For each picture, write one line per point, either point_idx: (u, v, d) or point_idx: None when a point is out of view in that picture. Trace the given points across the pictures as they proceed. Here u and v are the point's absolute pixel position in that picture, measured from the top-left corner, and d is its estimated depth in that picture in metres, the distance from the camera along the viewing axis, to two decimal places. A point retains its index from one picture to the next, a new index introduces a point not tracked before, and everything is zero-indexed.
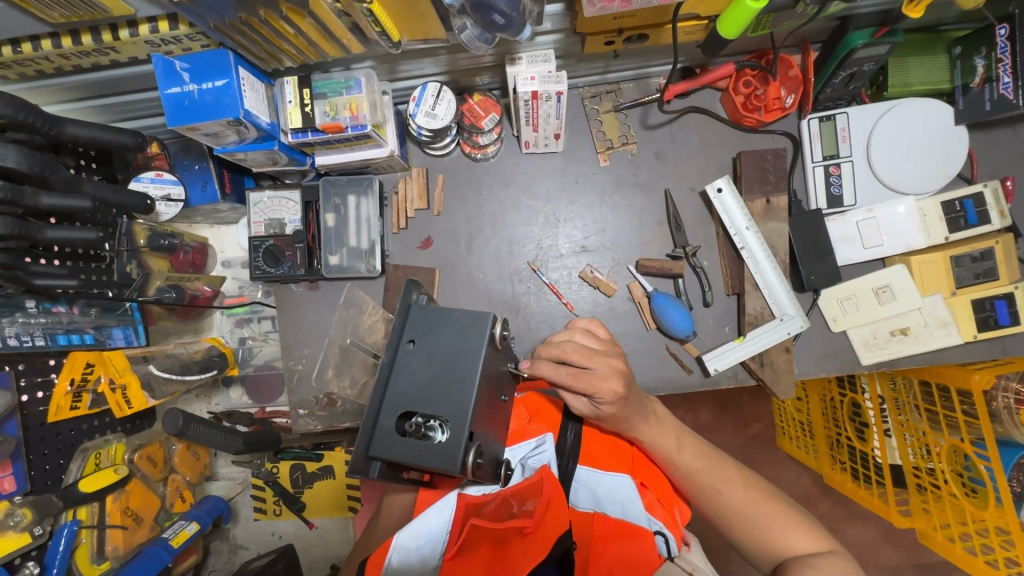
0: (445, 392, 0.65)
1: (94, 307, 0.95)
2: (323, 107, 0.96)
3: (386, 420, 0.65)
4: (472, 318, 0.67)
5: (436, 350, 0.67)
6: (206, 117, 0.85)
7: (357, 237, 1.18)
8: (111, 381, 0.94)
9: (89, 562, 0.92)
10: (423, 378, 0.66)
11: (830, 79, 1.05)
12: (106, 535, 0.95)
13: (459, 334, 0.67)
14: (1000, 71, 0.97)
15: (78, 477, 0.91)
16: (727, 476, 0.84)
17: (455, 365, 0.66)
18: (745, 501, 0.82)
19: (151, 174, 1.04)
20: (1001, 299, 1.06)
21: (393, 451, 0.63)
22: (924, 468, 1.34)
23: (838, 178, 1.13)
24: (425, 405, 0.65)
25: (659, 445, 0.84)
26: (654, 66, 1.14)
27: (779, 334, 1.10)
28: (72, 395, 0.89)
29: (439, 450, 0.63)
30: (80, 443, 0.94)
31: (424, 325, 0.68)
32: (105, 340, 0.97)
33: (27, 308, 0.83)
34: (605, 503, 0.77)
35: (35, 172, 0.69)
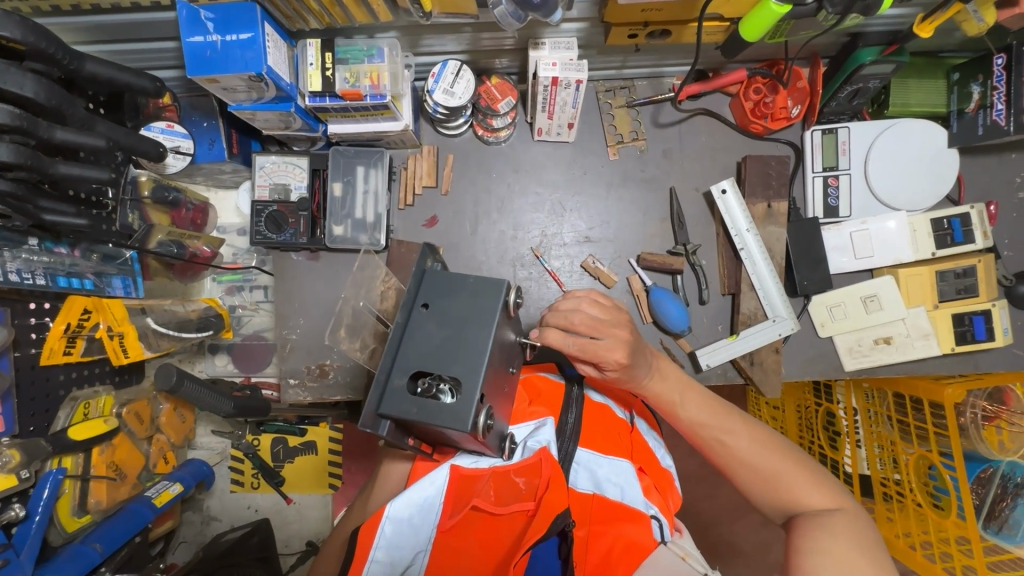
0: (458, 354, 0.65)
1: (95, 253, 0.92)
2: (344, 73, 0.95)
3: (396, 378, 0.64)
4: (487, 284, 0.68)
5: (450, 313, 0.67)
6: (226, 69, 0.84)
7: (363, 209, 1.17)
8: (109, 328, 0.90)
9: (71, 514, 0.91)
10: (436, 341, 0.66)
11: (836, 93, 1.09)
12: (90, 488, 0.94)
13: (474, 300, 0.68)
14: (995, 99, 1.02)
15: (67, 425, 0.90)
16: (733, 426, 0.86)
17: (468, 328, 0.66)
18: (753, 450, 0.84)
19: (162, 124, 1.03)
20: (978, 315, 1.12)
21: (403, 410, 0.62)
22: (891, 478, 1.39)
23: (835, 189, 1.18)
24: (436, 365, 0.65)
25: (664, 397, 0.88)
26: (668, 66, 1.17)
27: (771, 334, 1.13)
28: (67, 339, 0.88)
29: (449, 410, 0.62)
30: (70, 392, 0.92)
31: (439, 289, 0.69)
32: (105, 288, 0.94)
33: (30, 245, 0.79)
34: (603, 486, 0.79)
35: (53, 105, 0.67)
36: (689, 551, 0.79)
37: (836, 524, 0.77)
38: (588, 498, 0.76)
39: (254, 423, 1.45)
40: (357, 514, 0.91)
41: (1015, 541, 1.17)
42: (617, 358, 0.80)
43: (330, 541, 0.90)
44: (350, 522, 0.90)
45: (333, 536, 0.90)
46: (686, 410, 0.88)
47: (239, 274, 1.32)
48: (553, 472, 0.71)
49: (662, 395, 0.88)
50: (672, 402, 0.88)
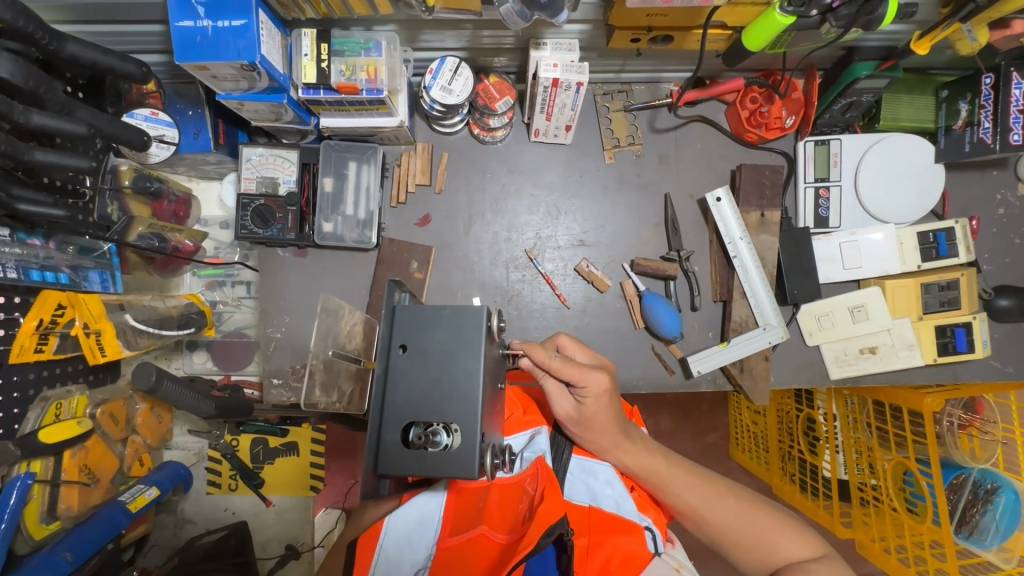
0: (449, 396, 0.61)
1: (70, 245, 0.87)
2: (339, 65, 0.92)
3: (389, 433, 0.60)
4: (463, 313, 0.62)
5: (432, 352, 0.62)
6: (217, 57, 0.80)
7: (354, 206, 1.14)
8: (86, 325, 0.86)
9: (38, 521, 0.87)
10: (422, 385, 0.62)
11: (831, 105, 1.10)
12: (60, 493, 0.90)
13: (455, 331, 0.62)
14: (982, 116, 1.04)
15: (37, 428, 0.85)
16: (716, 496, 0.86)
17: (455, 366, 0.61)
18: (738, 515, 0.85)
19: (146, 111, 0.96)
20: (960, 327, 1.15)
21: (402, 468, 0.59)
22: (869, 483, 1.41)
23: (826, 201, 1.19)
24: (428, 411, 0.61)
25: (653, 471, 0.85)
26: (667, 72, 1.17)
27: (761, 342, 1.14)
28: (39, 336, 0.82)
29: (452, 456, 0.59)
30: (41, 392, 0.87)
31: (415, 325, 0.63)
32: (81, 283, 0.88)
33: (2, 236, 0.75)
34: (600, 498, 0.80)
35: (30, 87, 0.63)
36: (682, 562, 0.78)
37: (824, 572, 0.79)
38: (584, 510, 0.77)
39: (233, 423, 1.41)
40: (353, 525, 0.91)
41: (984, 546, 1.19)
42: (598, 382, 0.78)
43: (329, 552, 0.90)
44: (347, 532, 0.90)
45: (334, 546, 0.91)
46: (676, 484, 0.86)
47: (221, 270, 1.29)
48: (548, 481, 0.71)
49: (655, 471, 0.85)
50: (660, 480, 0.85)
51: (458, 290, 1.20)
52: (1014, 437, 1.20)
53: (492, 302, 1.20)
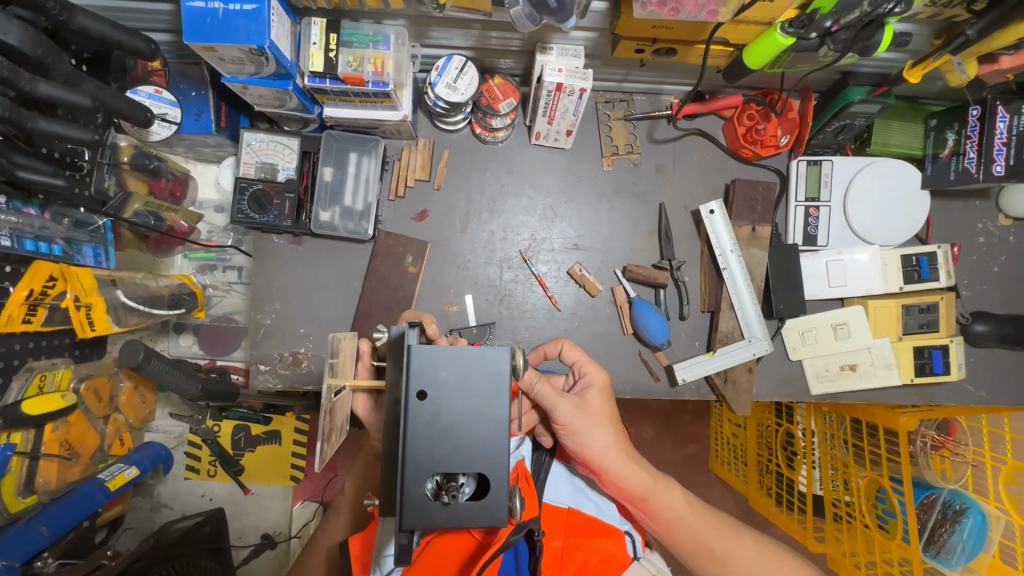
0: (472, 444, 0.59)
1: (66, 218, 0.87)
2: (347, 56, 0.93)
3: (411, 487, 0.57)
4: (487, 355, 0.60)
5: (456, 396, 0.59)
6: (226, 39, 0.81)
7: (353, 197, 1.15)
8: (76, 299, 0.83)
9: (15, 494, 0.86)
10: (448, 434, 0.58)
11: (824, 126, 1.13)
12: (38, 467, 0.88)
13: (479, 375, 0.59)
14: (968, 146, 1.08)
15: (20, 399, 0.83)
16: (733, 537, 0.86)
17: (475, 412, 0.59)
18: (759, 559, 0.85)
19: (150, 89, 0.98)
20: (937, 349, 1.18)
21: (429, 521, 0.56)
22: (843, 499, 1.44)
23: (815, 219, 1.22)
24: (453, 459, 0.58)
25: (662, 499, 0.83)
26: (668, 85, 1.20)
27: (745, 354, 1.17)
28: (27, 307, 0.79)
29: (479, 504, 0.58)
30: (26, 362, 0.85)
31: (437, 369, 0.58)
32: (73, 256, 0.88)
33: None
34: (581, 502, 0.83)
35: (37, 56, 0.63)
36: (660, 568, 0.82)
37: None
38: (563, 511, 0.80)
39: (216, 409, 1.40)
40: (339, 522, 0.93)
41: (950, 565, 1.23)
42: (596, 375, 0.84)
43: (316, 553, 0.93)
44: (334, 532, 0.93)
45: (320, 547, 0.93)
46: (692, 522, 0.84)
47: (213, 253, 1.29)
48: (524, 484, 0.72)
49: (672, 509, 0.83)
50: (678, 518, 0.83)
51: (451, 286, 1.21)
52: (984, 460, 1.25)
53: (484, 301, 1.21)
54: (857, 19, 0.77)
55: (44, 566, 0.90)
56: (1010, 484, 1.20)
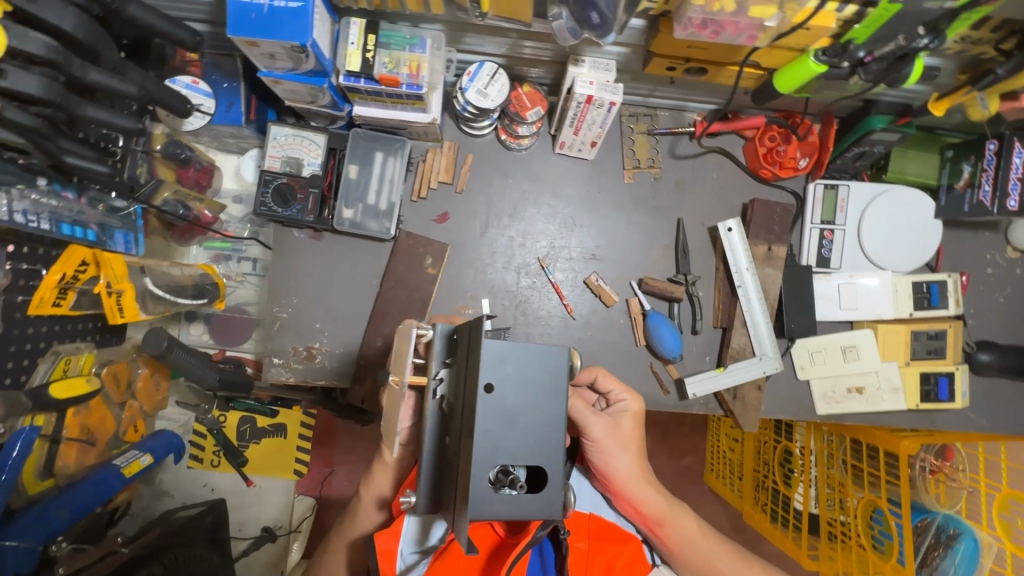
0: (534, 439, 0.55)
1: (100, 203, 0.86)
2: (384, 57, 0.94)
3: (474, 480, 0.52)
4: (547, 354, 0.56)
5: (518, 392, 0.55)
6: (269, 35, 0.81)
7: (377, 196, 1.15)
8: (109, 285, 0.84)
9: (33, 478, 0.86)
10: (508, 429, 0.54)
11: (844, 152, 1.15)
12: (59, 451, 0.89)
13: (537, 371, 0.56)
14: (983, 179, 1.10)
15: (46, 382, 0.84)
16: (740, 561, 0.88)
17: (538, 406, 0.56)
18: None
19: (188, 80, 1.02)
20: (944, 377, 1.21)
21: (489, 511, 0.52)
22: (838, 519, 1.46)
23: (830, 242, 1.24)
24: (509, 454, 0.54)
25: (677, 528, 0.83)
26: (693, 102, 1.21)
27: (756, 371, 1.17)
28: (59, 290, 0.81)
29: (539, 495, 0.54)
30: (53, 344, 0.87)
31: (502, 364, 0.55)
32: (105, 242, 0.88)
33: (36, 184, 0.73)
34: (601, 508, 0.85)
35: (89, 43, 0.64)
36: None
37: None
38: (586, 518, 0.82)
39: (223, 399, 1.40)
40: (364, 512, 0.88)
41: None
42: (636, 401, 0.84)
43: (342, 543, 0.89)
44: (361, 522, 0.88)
45: (347, 538, 0.89)
46: (703, 552, 0.84)
47: (229, 244, 1.29)
48: None
49: (685, 537, 0.83)
50: (691, 546, 0.84)
51: (468, 289, 1.22)
52: (979, 486, 1.26)
53: (500, 306, 1.22)
54: (890, 52, 0.79)
55: (57, 550, 0.84)
56: (1003, 512, 1.21)
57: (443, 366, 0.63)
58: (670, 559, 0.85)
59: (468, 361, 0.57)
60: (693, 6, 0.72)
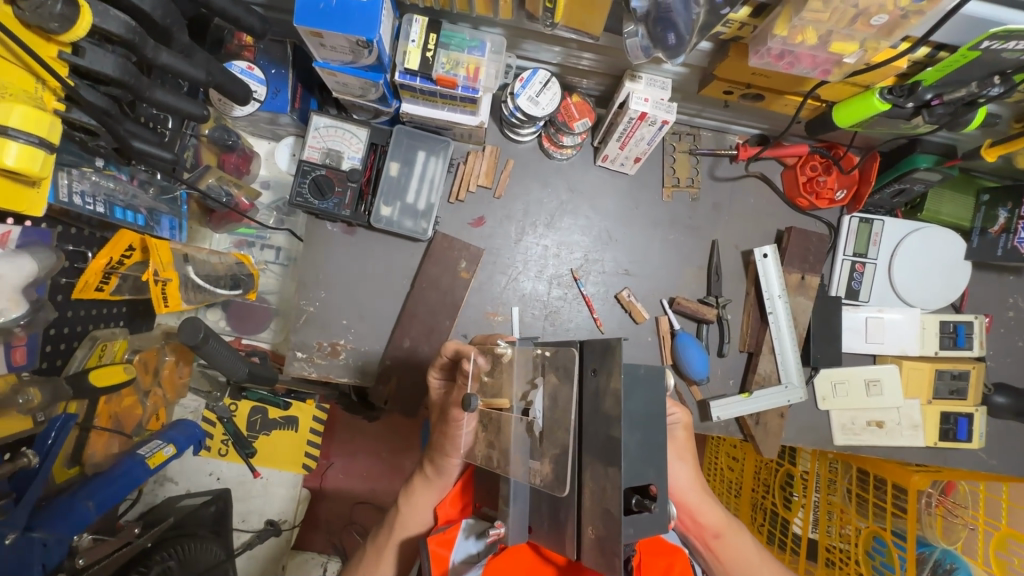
0: (649, 457, 0.59)
1: (151, 187, 0.91)
2: (442, 58, 0.93)
3: (618, 508, 0.53)
4: (657, 375, 0.60)
5: (635, 415, 0.58)
6: (336, 27, 0.79)
7: (416, 196, 1.13)
8: (156, 272, 0.81)
9: (62, 465, 0.90)
10: (631, 448, 0.58)
11: (885, 187, 1.15)
12: (89, 439, 0.92)
13: (647, 396, 0.59)
14: (1019, 226, 1.12)
15: (81, 367, 0.87)
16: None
17: (646, 430, 0.59)
18: None
19: (243, 65, 0.98)
20: (963, 417, 1.22)
21: (624, 538, 0.55)
22: (837, 545, 1.45)
23: (860, 275, 1.25)
24: (634, 475, 0.58)
25: (733, 541, 0.93)
26: (737, 125, 1.21)
27: (780, 400, 1.18)
28: (102, 275, 0.82)
29: (660, 515, 0.58)
30: (90, 331, 0.90)
31: (628, 389, 0.57)
32: (154, 228, 0.92)
33: (94, 165, 0.76)
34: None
35: (165, 24, 0.62)
36: None
37: None
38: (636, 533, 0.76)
39: (235, 388, 1.38)
40: (420, 510, 0.87)
41: None
42: (684, 413, 0.97)
43: (393, 541, 0.87)
44: (416, 520, 0.87)
45: (396, 537, 0.87)
46: (757, 569, 0.93)
47: (253, 230, 1.26)
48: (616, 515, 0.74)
49: (743, 553, 0.92)
50: (747, 563, 0.92)
51: (499, 296, 1.20)
52: (977, 524, 1.28)
53: (529, 315, 1.21)
54: (960, 97, 0.79)
55: (80, 540, 0.81)
56: (1001, 549, 1.22)
57: (533, 387, 0.63)
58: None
59: (593, 384, 0.58)
60: (775, 37, 0.72)
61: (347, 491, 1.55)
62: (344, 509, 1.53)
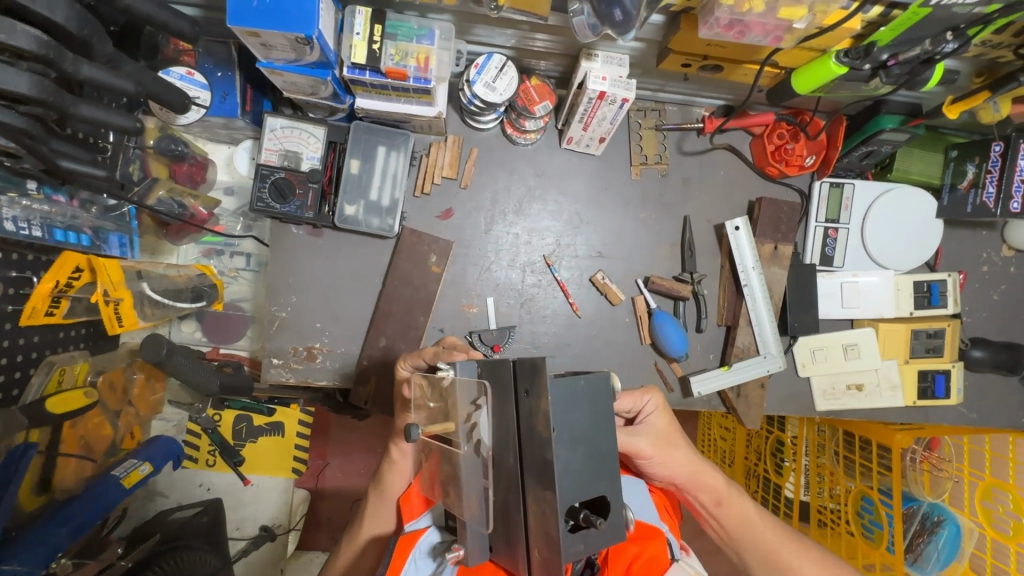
0: (599, 469, 0.58)
1: (94, 206, 0.90)
2: (390, 49, 0.90)
3: (556, 531, 0.54)
4: (596, 385, 0.58)
5: (577, 431, 0.57)
6: (271, 25, 0.77)
7: (379, 192, 1.12)
8: (105, 293, 0.88)
9: (30, 495, 0.89)
10: (576, 466, 0.56)
11: (852, 151, 1.14)
12: (57, 466, 0.93)
13: (590, 405, 0.58)
14: (987, 181, 1.12)
15: (41, 395, 0.86)
16: (798, 549, 0.92)
17: (594, 439, 0.58)
18: (820, 569, 0.91)
19: (182, 71, 0.96)
20: (940, 374, 1.24)
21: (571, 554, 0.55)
22: (828, 506, 1.48)
23: (833, 241, 1.25)
24: (580, 491, 0.57)
25: (733, 505, 0.92)
26: (702, 97, 1.19)
27: (759, 369, 1.18)
28: (51, 299, 0.83)
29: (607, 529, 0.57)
30: (46, 356, 0.89)
31: (563, 404, 0.56)
32: (100, 245, 0.92)
33: (26, 188, 0.77)
34: (646, 511, 0.72)
35: (83, 36, 0.60)
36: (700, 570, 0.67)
37: None
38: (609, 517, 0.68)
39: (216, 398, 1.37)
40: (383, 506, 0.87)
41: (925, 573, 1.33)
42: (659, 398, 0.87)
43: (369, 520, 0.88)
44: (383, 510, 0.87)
45: (366, 534, 0.88)
46: (759, 530, 0.92)
47: (221, 238, 1.24)
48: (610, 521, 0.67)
49: (744, 517, 0.92)
50: (748, 528, 0.92)
51: (473, 288, 1.19)
52: (963, 476, 1.31)
53: (505, 304, 1.20)
54: (914, 56, 0.78)
55: (58, 565, 0.82)
56: (985, 499, 1.26)
57: (477, 408, 0.58)
58: (736, 543, 0.92)
59: (524, 406, 0.56)
60: (722, 8, 0.70)
61: (348, 488, 1.57)
62: (346, 507, 1.56)
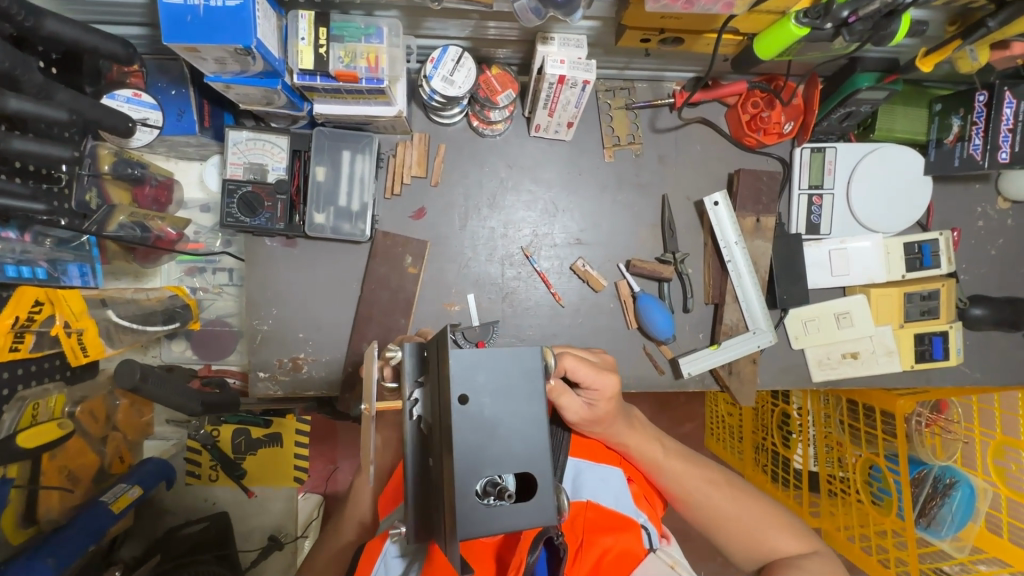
0: (523, 448, 0.50)
1: (48, 239, 0.91)
2: (339, 51, 0.88)
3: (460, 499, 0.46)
4: (519, 357, 0.50)
5: (495, 408, 0.49)
6: (207, 39, 0.76)
7: (348, 198, 1.10)
8: (66, 324, 0.90)
9: (15, 527, 0.91)
10: (488, 444, 0.49)
11: (830, 113, 1.10)
12: (41, 496, 0.94)
13: (512, 372, 0.50)
14: (973, 132, 1.07)
15: (14, 430, 0.87)
16: (709, 483, 0.85)
17: (518, 410, 0.50)
18: (734, 502, 0.84)
19: (127, 93, 0.93)
20: (937, 335, 1.21)
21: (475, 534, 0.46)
22: (838, 475, 1.44)
23: (819, 208, 1.21)
24: (482, 467, 0.48)
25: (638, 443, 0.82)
26: (671, 72, 1.15)
27: (751, 346, 1.16)
28: (14, 334, 0.83)
29: (528, 505, 0.48)
30: (17, 392, 0.89)
31: (476, 375, 0.49)
32: (59, 276, 0.94)
33: None
34: (624, 503, 0.72)
35: (5, 69, 0.59)
36: (677, 558, 0.70)
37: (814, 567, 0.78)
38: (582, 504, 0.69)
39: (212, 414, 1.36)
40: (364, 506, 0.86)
41: (940, 536, 1.26)
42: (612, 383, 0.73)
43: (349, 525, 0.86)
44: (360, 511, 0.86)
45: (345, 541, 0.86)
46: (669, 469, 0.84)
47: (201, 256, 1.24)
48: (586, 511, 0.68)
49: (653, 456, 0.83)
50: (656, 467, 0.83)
51: (453, 286, 1.18)
52: (974, 435, 1.27)
53: (486, 299, 1.18)
54: (875, 11, 0.74)
55: None
56: (998, 458, 1.22)
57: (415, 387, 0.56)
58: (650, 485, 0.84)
59: (437, 375, 0.51)
60: None
61: None
62: None
